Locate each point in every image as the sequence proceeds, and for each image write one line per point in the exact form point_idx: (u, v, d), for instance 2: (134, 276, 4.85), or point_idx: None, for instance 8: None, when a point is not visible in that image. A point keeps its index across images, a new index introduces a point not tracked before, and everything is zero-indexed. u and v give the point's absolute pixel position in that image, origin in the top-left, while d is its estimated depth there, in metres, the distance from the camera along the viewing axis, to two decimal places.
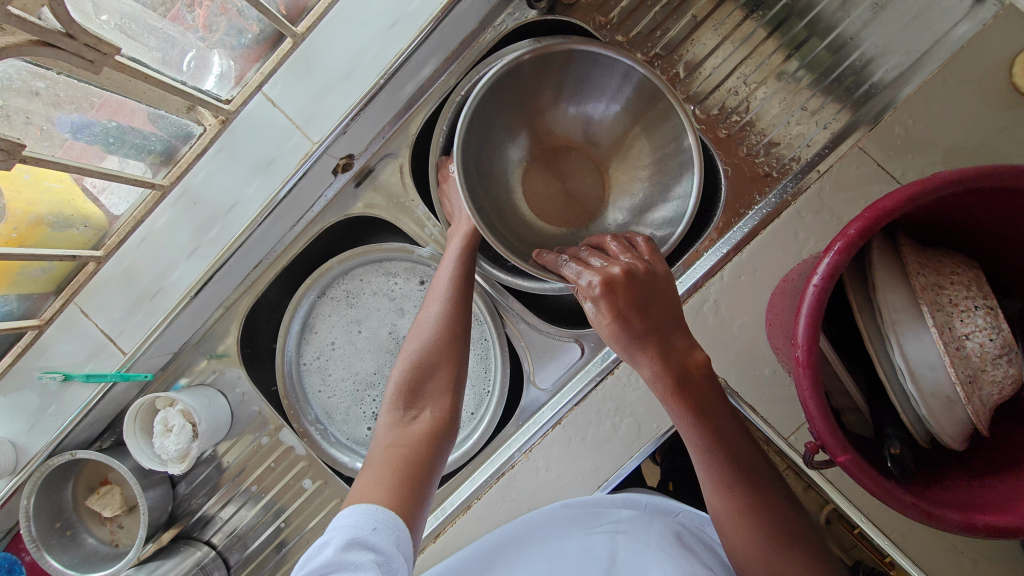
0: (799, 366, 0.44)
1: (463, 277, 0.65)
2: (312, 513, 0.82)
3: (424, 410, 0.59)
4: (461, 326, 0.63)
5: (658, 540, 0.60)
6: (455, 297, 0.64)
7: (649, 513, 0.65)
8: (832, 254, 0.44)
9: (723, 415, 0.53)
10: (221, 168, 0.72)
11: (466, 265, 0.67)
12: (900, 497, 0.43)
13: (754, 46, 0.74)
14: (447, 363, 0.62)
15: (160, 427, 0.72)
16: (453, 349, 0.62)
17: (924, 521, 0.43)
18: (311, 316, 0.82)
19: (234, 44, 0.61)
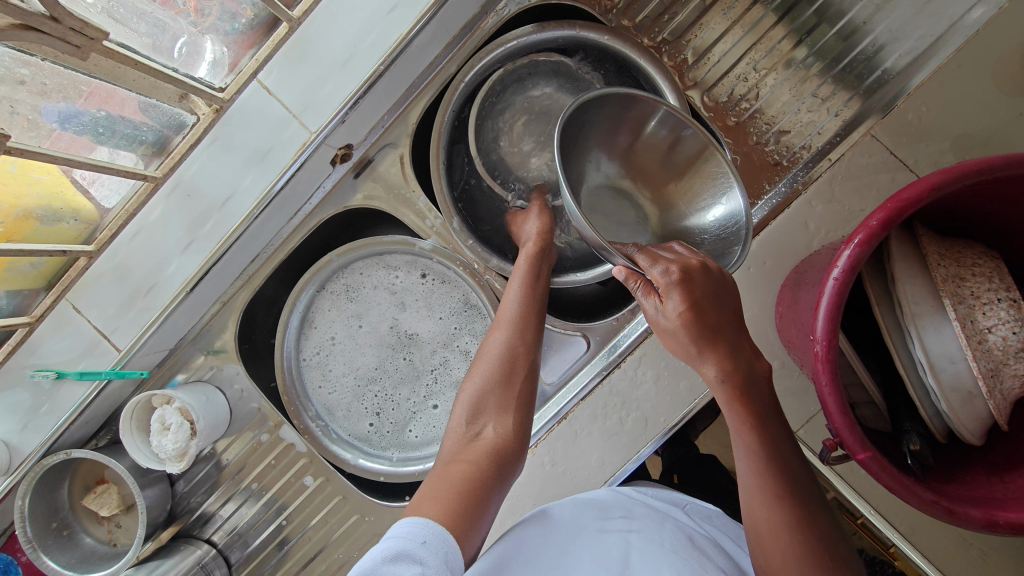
0: (818, 361, 0.43)
1: (534, 305, 0.65)
2: (313, 510, 0.81)
3: (486, 428, 0.59)
4: (528, 351, 0.63)
5: (670, 540, 0.57)
6: (523, 323, 0.64)
7: (661, 513, 0.63)
8: (853, 245, 0.42)
9: (766, 414, 0.52)
10: (215, 160, 0.69)
11: (533, 292, 0.66)
12: (921, 495, 0.42)
13: (763, 32, 0.71)
14: (512, 379, 0.62)
15: (157, 425, 0.70)
16: (517, 368, 0.62)
17: (947, 519, 0.42)
18: (311, 311, 0.80)
19: (227, 30, 0.59)
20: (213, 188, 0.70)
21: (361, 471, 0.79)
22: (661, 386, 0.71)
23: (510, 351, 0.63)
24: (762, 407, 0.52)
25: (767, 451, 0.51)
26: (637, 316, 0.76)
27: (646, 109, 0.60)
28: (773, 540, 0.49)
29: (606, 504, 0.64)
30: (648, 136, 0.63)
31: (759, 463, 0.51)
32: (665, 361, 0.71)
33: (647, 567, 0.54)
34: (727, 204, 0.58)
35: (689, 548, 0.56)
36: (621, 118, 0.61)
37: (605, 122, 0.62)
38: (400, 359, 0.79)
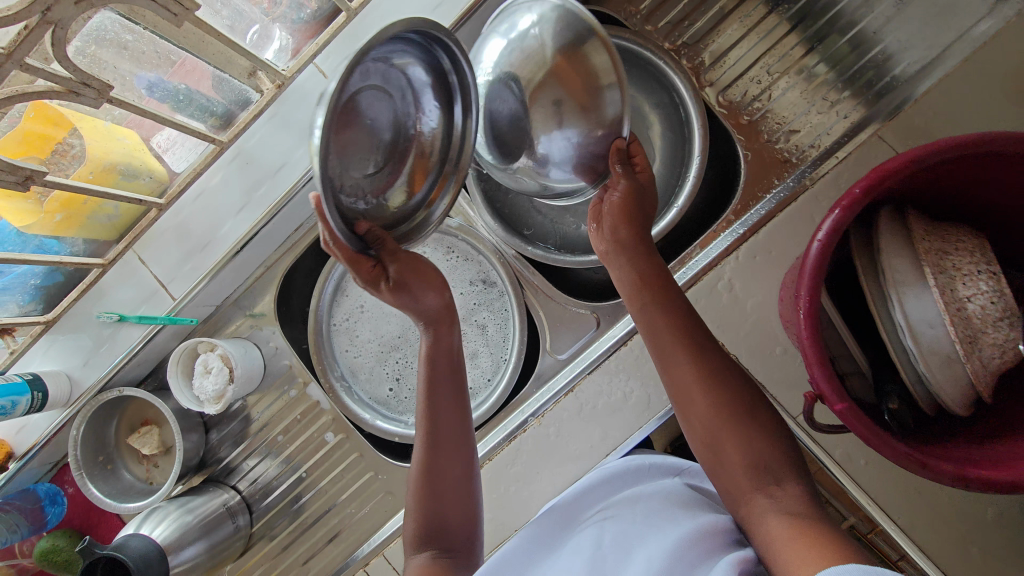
0: (800, 316, 0.47)
1: (450, 404, 0.68)
2: (329, 466, 0.86)
3: (440, 538, 0.63)
4: (456, 448, 0.67)
5: (641, 515, 0.62)
6: (444, 424, 0.67)
7: (642, 489, 0.67)
8: (837, 211, 0.46)
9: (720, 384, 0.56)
10: (272, 133, 0.74)
11: (445, 389, 0.68)
12: (896, 448, 0.44)
13: (777, 40, 0.76)
14: (450, 488, 0.65)
15: (200, 368, 0.77)
16: (449, 474, 0.65)
17: (924, 473, 0.44)
18: (344, 280, 0.87)
19: (294, 18, 0.70)
20: (268, 155, 0.75)
21: (378, 431, 0.84)
22: None
23: (436, 455, 0.66)
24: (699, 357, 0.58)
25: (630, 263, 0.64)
26: None
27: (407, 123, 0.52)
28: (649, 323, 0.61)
29: (593, 488, 0.69)
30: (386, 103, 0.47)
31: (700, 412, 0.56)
32: None
33: (623, 542, 0.60)
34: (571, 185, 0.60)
35: (667, 516, 0.61)
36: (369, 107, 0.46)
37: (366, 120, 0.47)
38: None
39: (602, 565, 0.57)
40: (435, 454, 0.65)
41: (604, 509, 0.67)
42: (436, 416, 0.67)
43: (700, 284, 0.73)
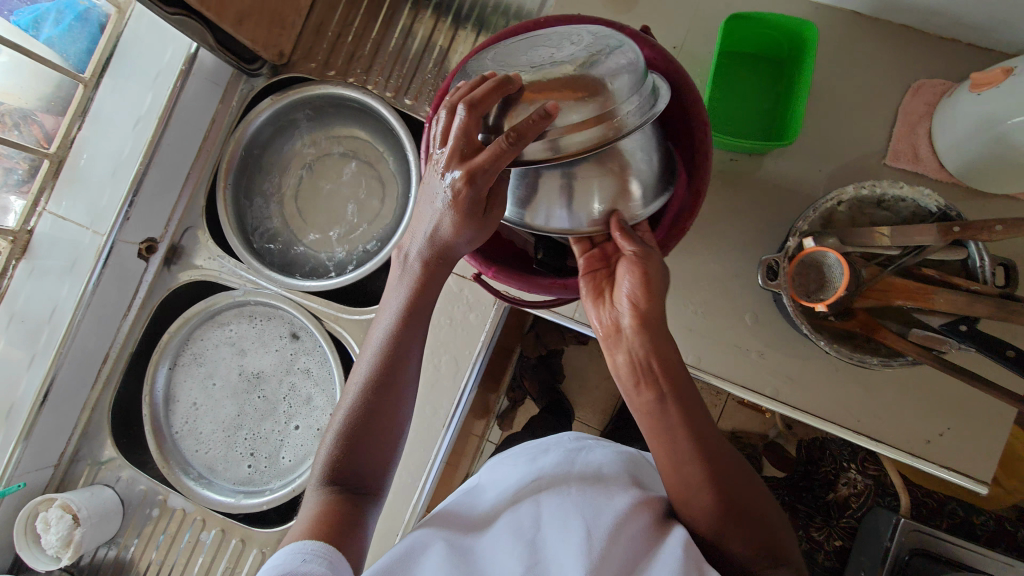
0: None
1: (409, 335, 0.59)
2: (217, 564, 0.86)
3: (352, 480, 0.55)
4: (403, 383, 0.58)
5: (577, 483, 0.52)
6: (394, 351, 0.58)
7: (577, 455, 0.57)
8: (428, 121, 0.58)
9: (690, 408, 0.50)
10: (31, 282, 0.79)
11: (406, 326, 0.59)
12: (542, 284, 0.60)
13: (430, 35, 0.90)
14: (384, 427, 0.57)
15: (41, 524, 0.78)
16: (392, 414, 0.57)
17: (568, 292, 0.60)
18: (171, 387, 0.92)
19: (13, 181, 0.77)
20: (37, 307, 0.80)
21: (246, 509, 0.85)
22: (456, 325, 0.82)
23: (378, 380, 0.57)
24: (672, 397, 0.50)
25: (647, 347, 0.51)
26: None
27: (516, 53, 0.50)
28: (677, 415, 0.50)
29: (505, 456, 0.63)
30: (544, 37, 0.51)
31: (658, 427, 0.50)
32: (453, 305, 0.82)
33: (559, 511, 0.49)
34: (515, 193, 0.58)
35: (603, 479, 0.53)
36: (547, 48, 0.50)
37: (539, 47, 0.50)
38: (255, 398, 0.90)
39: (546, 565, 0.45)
40: (384, 376, 0.57)
41: (542, 478, 0.54)
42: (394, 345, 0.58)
43: None
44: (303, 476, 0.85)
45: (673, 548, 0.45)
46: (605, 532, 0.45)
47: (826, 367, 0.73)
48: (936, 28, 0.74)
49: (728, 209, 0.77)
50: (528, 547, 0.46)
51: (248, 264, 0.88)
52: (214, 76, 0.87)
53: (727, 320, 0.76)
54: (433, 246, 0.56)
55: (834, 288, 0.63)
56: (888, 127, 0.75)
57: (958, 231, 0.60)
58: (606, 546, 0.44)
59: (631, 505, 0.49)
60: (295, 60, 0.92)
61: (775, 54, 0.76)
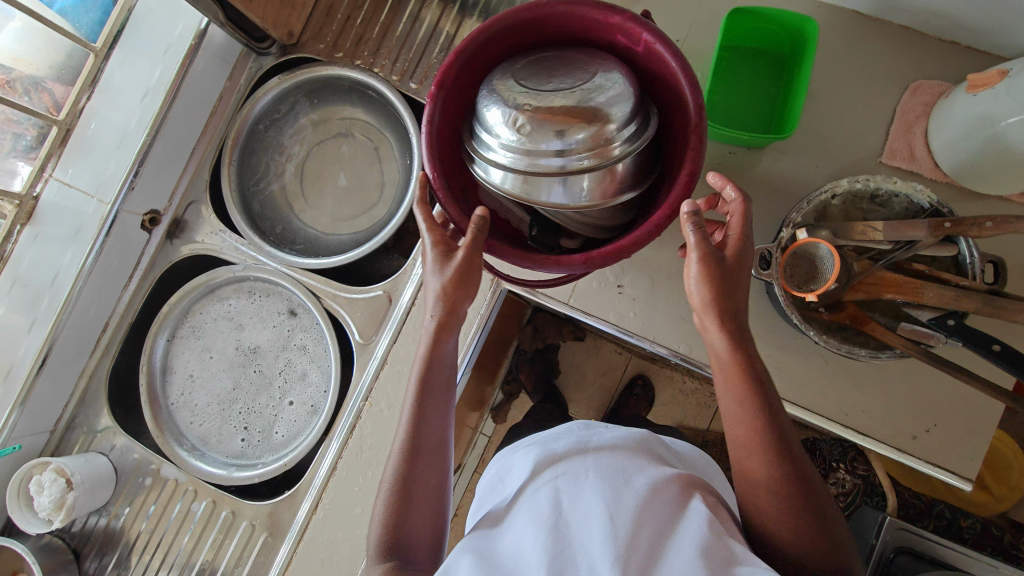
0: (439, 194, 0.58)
1: (432, 400, 0.60)
2: (206, 535, 0.86)
3: (404, 546, 0.53)
4: (432, 441, 0.58)
5: (593, 464, 0.54)
6: (421, 414, 0.59)
7: (585, 440, 0.60)
8: (429, 102, 0.59)
9: (770, 404, 0.54)
10: (36, 248, 0.81)
11: (427, 393, 0.60)
12: (534, 258, 0.57)
13: (437, 22, 0.91)
14: (426, 491, 0.56)
15: (35, 486, 0.79)
16: (428, 476, 0.57)
17: (559, 269, 0.57)
18: (169, 359, 0.93)
19: (23, 148, 0.78)
20: (40, 272, 0.81)
21: (237, 481, 0.86)
22: None
23: (408, 446, 0.57)
24: (767, 387, 0.55)
25: (728, 326, 0.56)
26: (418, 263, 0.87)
27: (549, 69, 0.56)
28: (737, 399, 0.55)
29: (520, 451, 0.66)
30: (565, 57, 0.57)
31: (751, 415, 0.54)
32: None
33: (579, 500, 0.51)
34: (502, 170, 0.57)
35: (618, 460, 0.55)
36: (563, 66, 0.56)
37: (562, 66, 0.56)
38: (251, 372, 0.91)
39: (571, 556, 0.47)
40: (416, 456, 0.57)
41: (557, 469, 0.56)
42: (413, 411, 0.59)
43: None
44: (296, 450, 0.86)
45: (695, 523, 0.48)
46: (628, 516, 0.47)
47: (817, 359, 0.74)
48: (936, 30, 0.75)
49: None
50: (551, 532, 0.48)
51: (249, 239, 0.90)
52: (223, 52, 0.88)
53: None
54: (439, 303, 0.60)
55: (824, 279, 0.64)
56: (886, 126, 0.76)
57: (949, 227, 0.61)
58: (629, 528, 0.47)
59: (650, 483, 0.51)
60: (304, 40, 0.93)
61: (775, 50, 0.77)
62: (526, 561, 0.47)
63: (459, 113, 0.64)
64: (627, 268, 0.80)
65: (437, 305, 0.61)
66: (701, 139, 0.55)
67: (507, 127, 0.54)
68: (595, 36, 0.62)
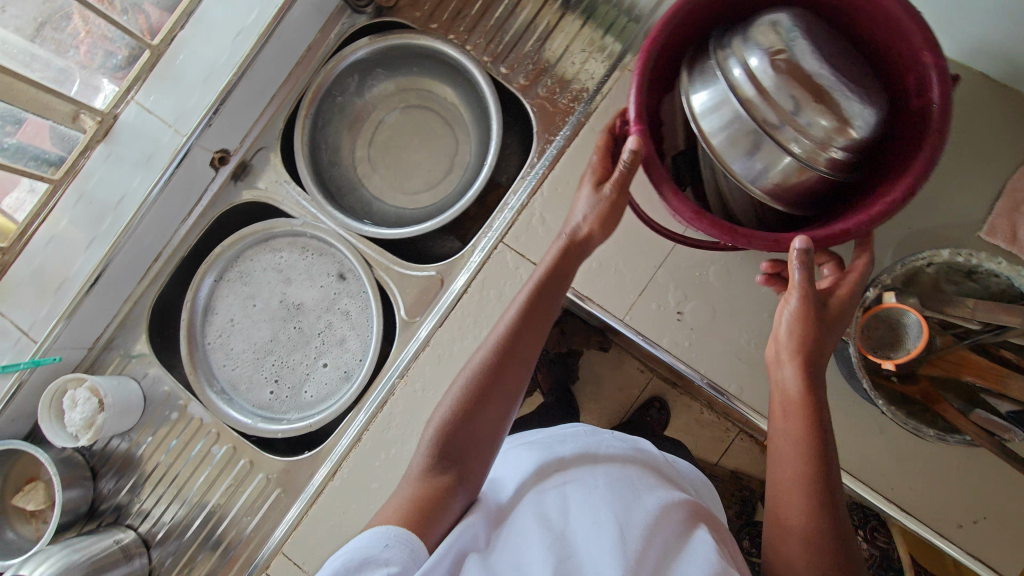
0: (635, 85, 0.52)
1: (523, 338, 0.59)
2: (221, 478, 0.87)
3: (450, 468, 0.56)
4: (509, 378, 0.59)
5: (602, 479, 0.55)
6: (509, 350, 0.59)
7: (594, 448, 0.60)
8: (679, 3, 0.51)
9: (829, 469, 0.52)
10: (107, 168, 0.81)
11: (523, 328, 0.60)
12: (673, 197, 0.51)
13: (538, 10, 0.88)
14: (490, 416, 0.58)
15: (68, 401, 0.80)
16: (498, 406, 0.59)
17: (686, 215, 0.51)
18: (212, 299, 0.93)
19: (110, 66, 0.80)
20: (106, 192, 0.82)
21: (261, 433, 0.87)
22: (504, 302, 0.81)
23: (487, 372, 0.58)
24: (830, 451, 0.52)
25: (805, 380, 0.54)
26: (475, 252, 0.86)
27: (826, 40, 0.49)
28: (789, 456, 0.53)
29: (516, 449, 0.66)
30: (844, 45, 0.50)
31: (802, 467, 0.52)
32: (505, 281, 0.81)
33: (587, 508, 0.51)
34: (707, 101, 0.51)
35: (627, 476, 0.56)
36: (837, 50, 0.49)
37: (835, 46, 0.50)
38: (291, 328, 0.92)
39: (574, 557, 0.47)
40: (487, 388, 0.58)
41: (564, 472, 0.57)
42: (504, 340, 0.59)
43: (517, 225, 0.82)
44: (323, 413, 0.87)
45: (700, 548, 0.49)
46: (636, 531, 0.48)
47: (872, 427, 0.71)
48: None
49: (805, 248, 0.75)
50: (556, 540, 0.48)
51: (313, 197, 0.89)
52: (320, 4, 0.86)
53: None
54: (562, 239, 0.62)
55: (905, 349, 0.62)
56: (991, 201, 0.72)
57: None
58: (636, 544, 0.46)
59: (657, 507, 0.51)
60: (400, 5, 0.91)
61: None
62: (527, 565, 0.46)
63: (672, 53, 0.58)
64: (690, 296, 0.77)
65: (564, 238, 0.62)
66: (881, 217, 0.48)
67: (752, 68, 0.48)
68: (889, 58, 0.53)
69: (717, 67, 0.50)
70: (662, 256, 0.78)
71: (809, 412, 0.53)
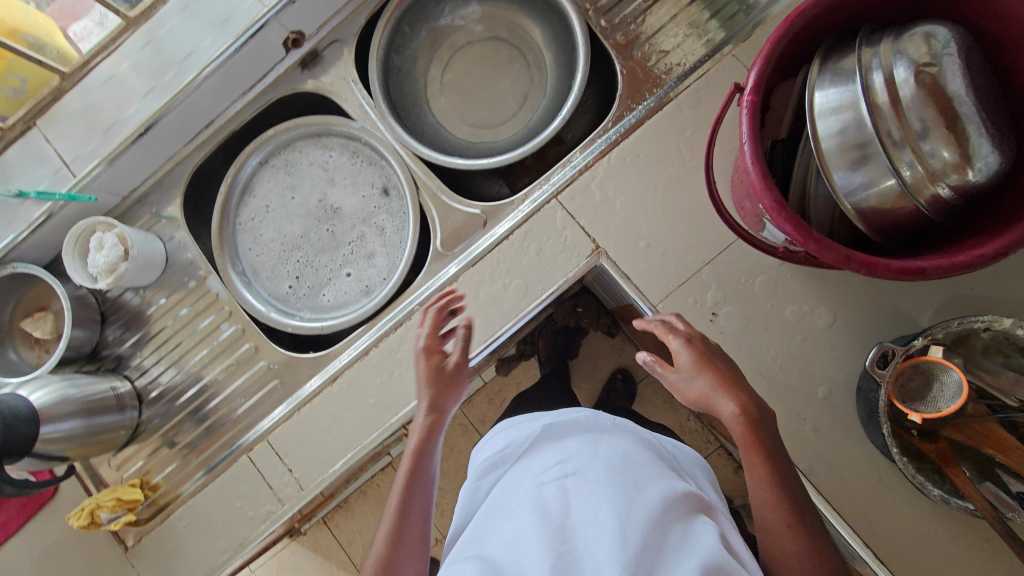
0: (755, 67, 0.51)
1: (425, 445, 0.63)
2: (223, 356, 0.88)
3: None
4: (425, 491, 0.61)
5: (604, 468, 0.55)
6: (420, 449, 0.63)
7: (595, 437, 0.62)
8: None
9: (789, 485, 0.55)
10: (183, 22, 0.80)
11: (425, 441, 0.64)
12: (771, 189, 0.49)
13: None
14: (417, 535, 0.58)
15: (94, 243, 0.80)
16: (419, 517, 0.59)
17: (780, 213, 0.49)
18: (252, 181, 0.92)
19: None
20: (176, 44, 0.80)
21: (272, 322, 0.87)
22: (542, 258, 0.80)
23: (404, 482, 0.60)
24: (784, 466, 0.56)
25: (753, 405, 0.58)
26: (524, 201, 0.84)
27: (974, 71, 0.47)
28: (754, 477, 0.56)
29: (530, 439, 0.68)
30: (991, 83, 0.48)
31: (768, 486, 0.55)
32: (548, 237, 0.80)
33: (589, 501, 0.51)
34: (829, 100, 0.49)
35: (631, 467, 0.56)
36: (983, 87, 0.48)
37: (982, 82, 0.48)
38: (323, 229, 0.91)
39: (574, 547, 0.48)
40: (407, 497, 0.59)
41: (569, 462, 0.57)
42: (413, 449, 0.63)
43: (574, 185, 0.80)
44: (337, 319, 0.87)
45: (704, 535, 0.49)
46: (640, 523, 0.48)
47: (873, 473, 0.70)
48: None
49: (855, 282, 0.73)
50: (556, 531, 0.49)
51: (375, 105, 0.87)
52: None
53: (798, 382, 0.73)
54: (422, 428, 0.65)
55: (936, 407, 0.61)
56: None
57: None
58: (640, 532, 0.47)
59: (663, 498, 0.52)
60: None
61: None
62: (527, 552, 0.47)
63: (800, 47, 0.55)
64: (728, 299, 0.76)
65: (422, 416, 0.65)
66: (966, 267, 0.46)
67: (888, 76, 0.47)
68: None
69: (857, 73, 0.48)
70: (712, 253, 0.76)
71: (756, 438, 0.56)
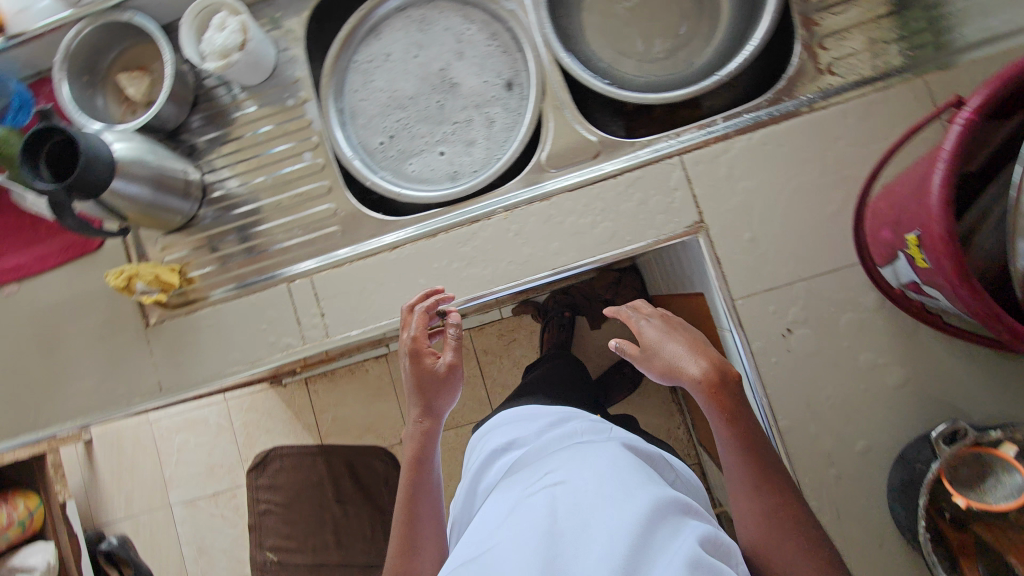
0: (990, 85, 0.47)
1: (420, 455, 0.68)
2: (291, 185, 0.85)
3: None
4: (427, 491, 0.68)
5: (594, 479, 0.57)
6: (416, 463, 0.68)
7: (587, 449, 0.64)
8: None
9: (761, 449, 0.60)
10: None
11: (421, 450, 0.69)
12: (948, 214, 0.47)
13: None
14: (428, 529, 0.66)
15: (217, 23, 0.79)
16: (424, 512, 0.67)
17: (940, 242, 0.47)
18: (383, 24, 0.89)
19: None
20: None
21: (351, 169, 0.85)
22: (641, 210, 0.76)
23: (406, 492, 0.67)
24: (756, 436, 0.61)
25: (719, 370, 0.62)
26: (643, 147, 0.78)
27: None
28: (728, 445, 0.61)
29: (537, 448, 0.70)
30: None
31: (740, 454, 0.60)
32: (655, 193, 0.76)
33: (577, 510, 0.53)
34: None
35: (620, 477, 0.57)
36: None
37: None
38: (433, 99, 0.87)
39: (562, 548, 0.50)
40: (413, 504, 0.67)
41: (561, 475, 0.59)
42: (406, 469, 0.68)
43: (703, 151, 0.75)
44: (415, 192, 0.85)
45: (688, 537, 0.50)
46: (626, 530, 0.49)
47: (874, 538, 0.69)
48: None
49: (941, 355, 0.70)
50: (546, 539, 0.51)
51: None
52: None
53: (842, 428, 0.71)
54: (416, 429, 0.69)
55: (984, 498, 0.60)
56: None
57: None
58: (625, 537, 0.48)
59: (653, 501, 0.53)
60: None
61: None
62: (518, 557, 0.50)
63: None
64: (809, 323, 0.72)
65: (414, 418, 0.69)
66: None
67: None
68: None
69: None
70: (812, 272, 0.73)
71: (725, 393, 0.61)
